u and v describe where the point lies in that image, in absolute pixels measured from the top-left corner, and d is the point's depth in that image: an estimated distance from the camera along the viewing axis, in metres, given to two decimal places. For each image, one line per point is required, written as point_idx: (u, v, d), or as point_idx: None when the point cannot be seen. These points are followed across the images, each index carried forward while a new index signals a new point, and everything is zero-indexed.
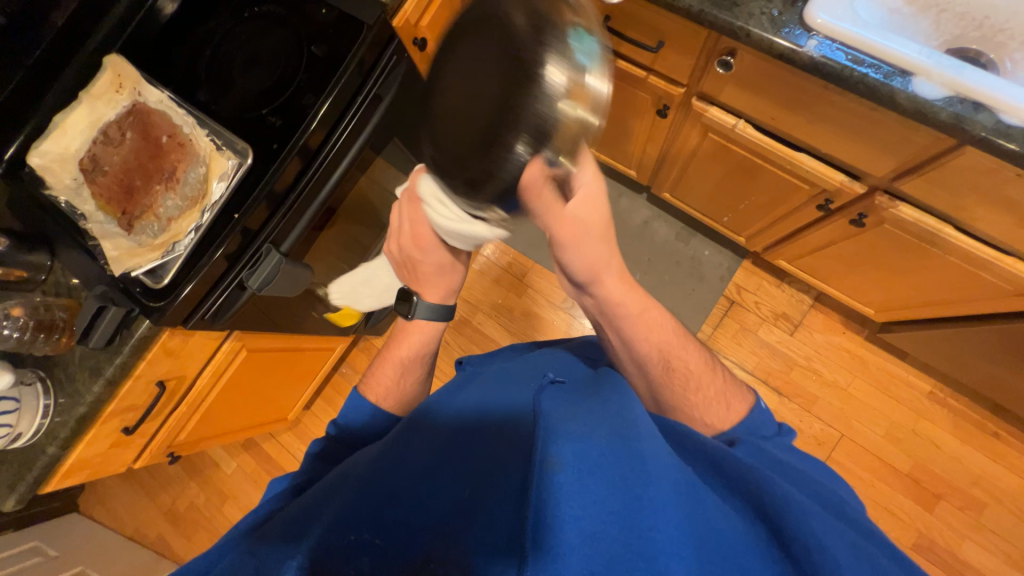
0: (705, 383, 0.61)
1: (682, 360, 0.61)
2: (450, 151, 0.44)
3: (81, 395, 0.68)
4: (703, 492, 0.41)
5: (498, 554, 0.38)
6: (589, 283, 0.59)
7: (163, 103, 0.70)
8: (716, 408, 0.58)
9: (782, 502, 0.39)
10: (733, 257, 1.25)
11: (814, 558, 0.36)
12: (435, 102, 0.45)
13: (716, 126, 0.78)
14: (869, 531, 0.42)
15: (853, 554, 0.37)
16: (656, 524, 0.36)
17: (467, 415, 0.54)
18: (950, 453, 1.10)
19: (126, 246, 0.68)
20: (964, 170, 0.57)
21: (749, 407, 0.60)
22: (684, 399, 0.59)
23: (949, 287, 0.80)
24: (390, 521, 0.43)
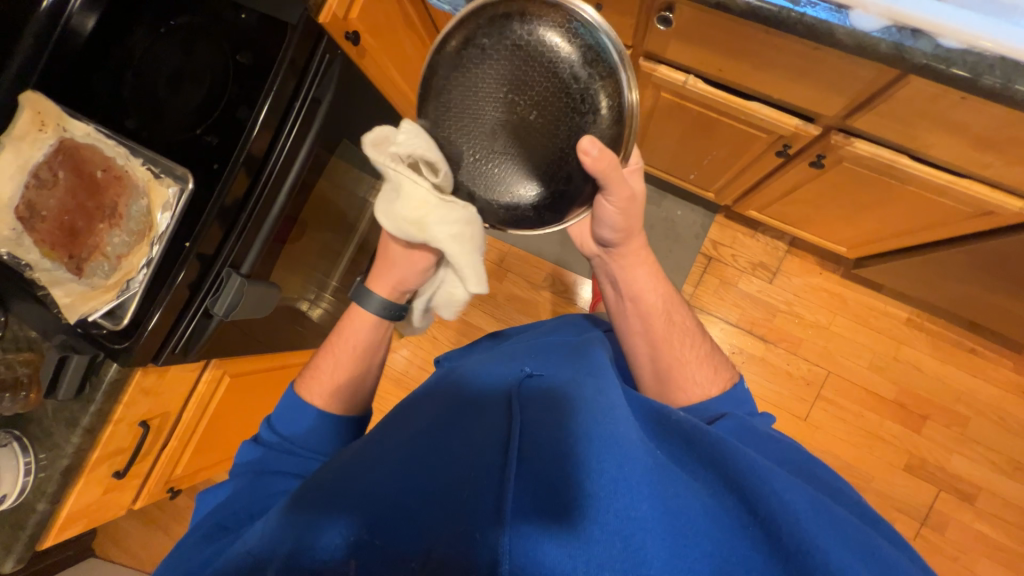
0: (696, 345, 0.68)
1: (682, 327, 0.68)
2: (506, 160, 0.58)
3: (61, 447, 0.67)
4: (674, 472, 0.46)
5: (482, 542, 0.43)
6: (620, 240, 0.68)
7: (90, 136, 0.67)
8: (707, 372, 0.65)
9: (746, 471, 0.45)
10: (706, 213, 1.25)
11: (775, 514, 0.42)
12: (476, 119, 0.57)
13: (667, 85, 0.77)
14: (830, 489, 0.49)
15: (808, 505, 0.43)
16: (633, 503, 0.42)
17: (444, 409, 0.58)
18: (931, 374, 1.14)
19: (78, 291, 0.66)
20: (911, 98, 0.56)
21: (730, 383, 0.65)
22: (684, 364, 0.65)
23: (912, 216, 0.81)
24: (379, 523, 0.45)
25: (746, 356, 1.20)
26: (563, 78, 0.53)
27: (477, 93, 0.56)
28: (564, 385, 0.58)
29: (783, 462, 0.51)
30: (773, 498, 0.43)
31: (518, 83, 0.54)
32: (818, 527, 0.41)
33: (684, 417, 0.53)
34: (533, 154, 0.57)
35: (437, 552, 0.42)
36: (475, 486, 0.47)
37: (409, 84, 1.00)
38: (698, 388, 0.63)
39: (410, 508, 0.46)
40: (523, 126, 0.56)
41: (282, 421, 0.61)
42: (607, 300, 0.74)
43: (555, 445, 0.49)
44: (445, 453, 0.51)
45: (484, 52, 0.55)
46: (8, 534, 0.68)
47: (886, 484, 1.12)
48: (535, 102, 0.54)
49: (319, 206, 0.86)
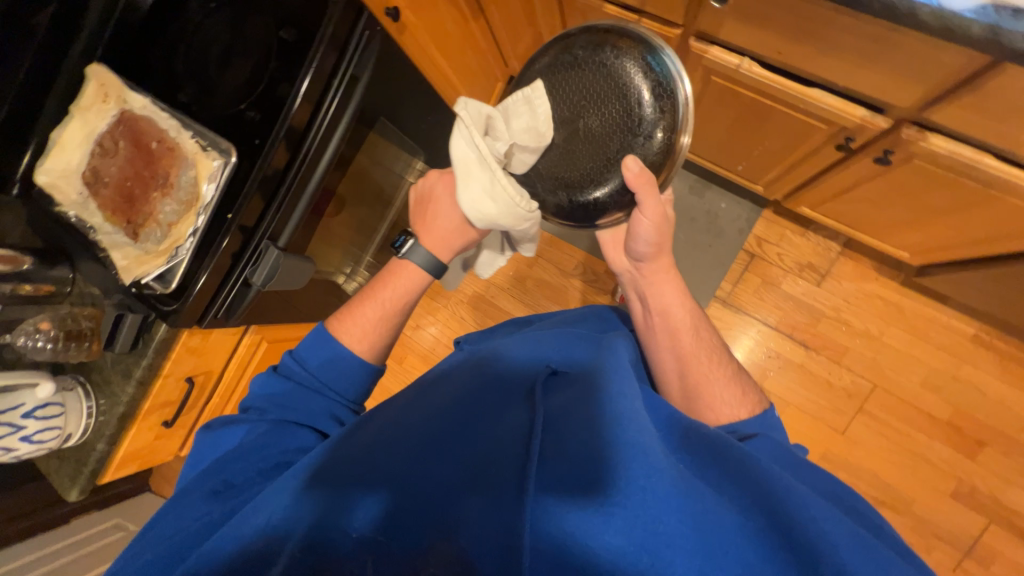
0: (723, 364, 0.65)
1: (708, 344, 0.66)
2: (560, 160, 0.66)
3: (118, 396, 0.74)
4: (701, 488, 0.45)
5: (498, 545, 0.44)
6: (648, 255, 0.68)
7: (147, 108, 0.71)
8: (735, 393, 0.62)
9: (782, 496, 0.44)
10: (753, 207, 1.17)
11: (815, 544, 0.41)
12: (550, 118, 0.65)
13: (719, 68, 0.72)
14: (871, 523, 0.46)
15: (850, 538, 0.41)
16: (660, 518, 0.42)
17: (462, 390, 0.58)
18: (995, 398, 1.04)
19: (134, 254, 0.71)
20: (1006, 90, 0.49)
21: (761, 408, 0.62)
22: (711, 383, 0.63)
23: (992, 224, 0.72)
24: (399, 517, 0.46)
25: (783, 361, 1.14)
26: (633, 105, 0.60)
27: (558, 94, 0.65)
28: (589, 384, 0.57)
29: (818, 489, 0.48)
30: (813, 529, 0.41)
31: (590, 97, 0.63)
32: (860, 565, 0.39)
33: (713, 432, 0.52)
34: (584, 158, 0.64)
35: (458, 552, 0.44)
36: (497, 487, 0.48)
37: (449, 62, 0.99)
38: (726, 408, 0.61)
39: (432, 500, 0.47)
40: (584, 137, 0.64)
41: (307, 352, 0.62)
42: (632, 316, 0.72)
43: (579, 450, 0.49)
44: (466, 446, 0.52)
45: (576, 63, 0.64)
46: (74, 467, 0.76)
47: (927, 509, 1.05)
48: (601, 117, 0.62)
49: (357, 182, 0.87)
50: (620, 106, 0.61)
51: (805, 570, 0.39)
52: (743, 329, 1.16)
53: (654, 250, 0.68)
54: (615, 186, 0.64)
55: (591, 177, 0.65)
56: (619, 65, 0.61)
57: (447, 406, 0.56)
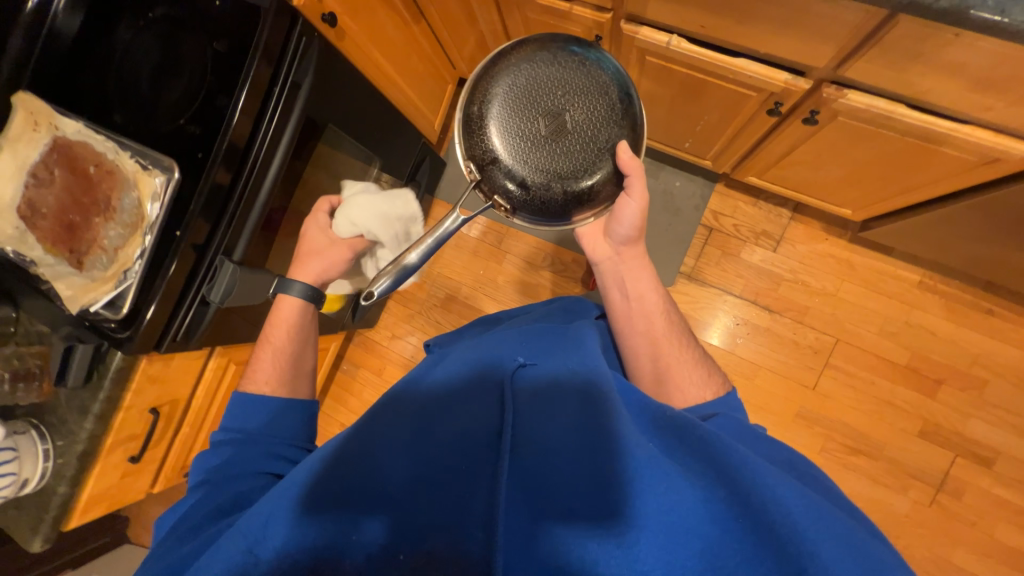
0: (691, 353, 0.68)
1: (678, 330, 0.69)
2: (528, 164, 0.60)
3: (76, 434, 0.70)
4: (668, 465, 0.46)
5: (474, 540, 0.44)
6: (631, 240, 0.70)
7: (81, 132, 0.69)
8: (701, 376, 0.65)
9: (740, 469, 0.45)
10: (706, 183, 1.22)
11: (768, 508, 0.42)
12: (519, 119, 0.60)
13: (651, 47, 0.75)
14: (821, 487, 0.49)
15: (806, 505, 0.42)
16: (630, 499, 0.43)
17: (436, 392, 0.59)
18: (946, 337, 1.10)
19: (79, 283, 0.68)
20: (902, 40, 0.53)
21: (724, 390, 0.65)
22: (680, 366, 0.65)
23: (917, 171, 0.77)
24: (377, 523, 0.46)
25: (750, 327, 1.18)
26: (602, 118, 0.61)
27: (526, 96, 0.60)
28: (559, 376, 0.58)
29: (776, 462, 0.51)
30: (767, 493, 0.43)
31: (573, 93, 0.60)
32: (812, 524, 0.41)
33: (677, 412, 0.54)
34: (578, 152, 0.60)
35: (432, 554, 0.44)
36: (473, 486, 0.48)
37: (394, 66, 1.00)
38: (695, 388, 0.63)
39: (406, 505, 0.47)
40: (554, 142, 0.60)
41: (233, 419, 0.65)
42: (607, 304, 0.72)
43: (554, 442, 0.50)
44: (439, 446, 0.51)
45: (550, 65, 0.60)
46: (34, 516, 0.72)
47: (899, 451, 1.10)
48: (573, 125, 0.60)
49: (313, 195, 0.87)
50: (607, 100, 0.61)
51: (763, 532, 0.41)
52: (710, 301, 1.20)
53: (635, 236, 0.70)
54: (582, 193, 0.61)
55: (581, 169, 0.61)
56: (598, 63, 0.60)
57: (419, 412, 0.56)
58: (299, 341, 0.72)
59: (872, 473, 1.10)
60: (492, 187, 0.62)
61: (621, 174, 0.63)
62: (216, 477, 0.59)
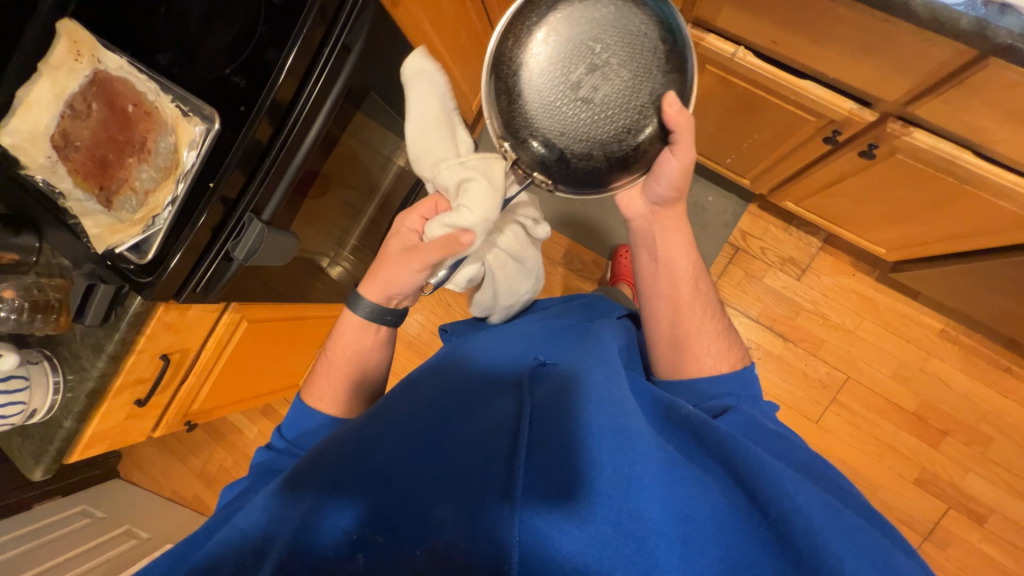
0: (714, 323, 0.69)
1: (704, 299, 0.69)
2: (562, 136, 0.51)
3: (87, 371, 0.70)
4: (686, 469, 0.46)
5: (484, 545, 0.44)
6: (666, 203, 0.66)
7: (124, 69, 0.68)
8: (720, 347, 0.67)
9: (755, 470, 0.44)
10: (739, 201, 1.20)
11: (781, 508, 0.42)
12: (541, 83, 0.50)
13: (715, 56, 0.72)
14: (840, 491, 0.49)
15: (823, 508, 0.42)
16: (645, 505, 0.43)
17: (448, 391, 0.60)
18: (959, 390, 1.09)
19: (107, 222, 0.67)
20: (985, 85, 0.51)
21: (741, 363, 0.67)
22: (701, 336, 0.67)
23: (966, 220, 0.75)
24: (389, 519, 0.47)
25: (763, 352, 1.17)
26: (645, 66, 0.50)
27: (547, 57, 0.50)
28: (569, 377, 0.58)
29: (795, 464, 0.51)
30: (785, 500, 0.42)
31: (608, 39, 0.49)
32: (831, 531, 0.41)
33: (690, 411, 0.52)
34: (618, 115, 0.51)
35: (444, 550, 0.44)
36: (481, 484, 0.48)
37: (442, 40, 0.97)
38: (709, 359, 0.65)
39: (419, 499, 0.48)
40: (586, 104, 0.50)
41: (287, 427, 0.63)
42: (636, 265, 0.72)
43: (563, 444, 0.50)
44: (451, 445, 0.52)
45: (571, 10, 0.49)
46: (39, 445, 0.72)
47: (892, 495, 1.10)
48: (612, 79, 0.50)
49: (344, 161, 0.85)
50: (648, 43, 0.50)
51: (780, 541, 0.41)
52: None
53: (673, 197, 0.65)
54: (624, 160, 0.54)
55: (625, 137, 0.52)
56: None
57: (434, 407, 0.58)
58: (364, 366, 0.66)
59: None
60: (526, 162, 0.55)
61: (670, 133, 0.54)
62: (256, 474, 0.60)
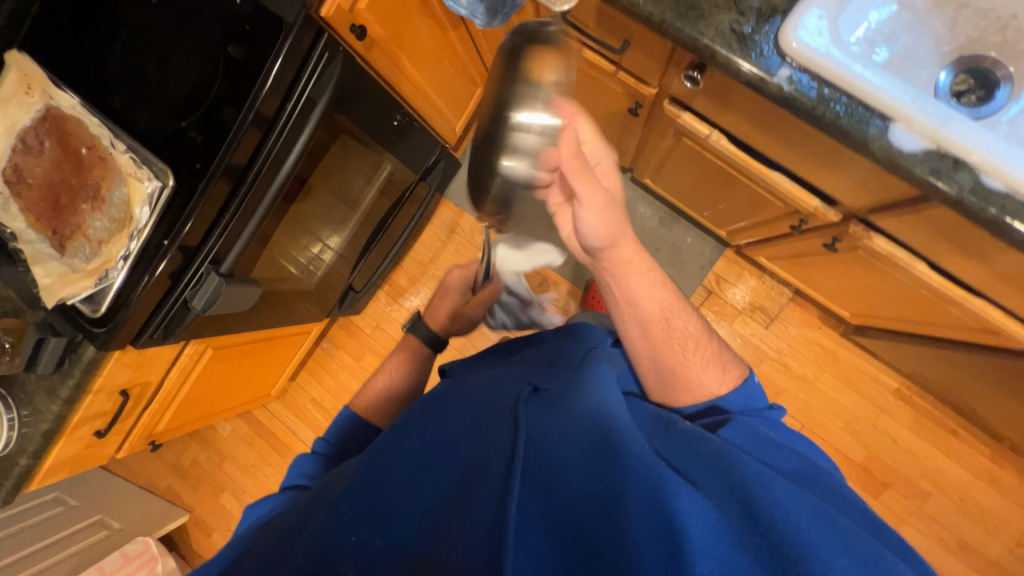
0: (700, 346, 0.66)
1: (683, 331, 0.65)
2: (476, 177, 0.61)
3: (43, 412, 0.71)
4: (684, 485, 0.44)
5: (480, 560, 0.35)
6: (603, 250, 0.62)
7: (76, 109, 0.65)
8: (714, 373, 0.64)
9: (753, 486, 0.44)
10: (716, 246, 1.21)
11: (781, 520, 0.40)
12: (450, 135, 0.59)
13: (690, 132, 0.70)
14: (844, 501, 0.47)
15: (813, 514, 0.41)
16: (644, 518, 0.39)
17: (442, 419, 0.56)
18: (905, 446, 1.13)
19: (59, 271, 0.66)
20: (938, 219, 0.51)
21: (740, 377, 0.65)
22: (688, 365, 0.64)
23: (920, 311, 0.77)
24: (379, 522, 0.40)
25: None
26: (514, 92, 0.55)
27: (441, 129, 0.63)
28: (571, 398, 0.55)
29: (792, 476, 0.49)
30: (778, 509, 0.41)
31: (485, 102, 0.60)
32: (821, 534, 0.39)
33: (691, 432, 0.54)
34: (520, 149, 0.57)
35: (436, 548, 0.37)
36: (478, 480, 0.43)
37: (422, 73, 0.93)
38: (702, 386, 0.63)
39: (408, 502, 0.43)
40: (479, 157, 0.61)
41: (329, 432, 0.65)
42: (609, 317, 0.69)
43: (562, 458, 0.45)
44: (443, 454, 0.49)
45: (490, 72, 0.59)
46: None
47: None
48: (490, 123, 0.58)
49: (324, 178, 0.82)
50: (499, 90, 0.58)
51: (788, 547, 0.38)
52: None
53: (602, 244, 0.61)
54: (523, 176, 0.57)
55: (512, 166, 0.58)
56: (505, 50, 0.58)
57: (426, 431, 0.53)
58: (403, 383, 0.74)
59: None
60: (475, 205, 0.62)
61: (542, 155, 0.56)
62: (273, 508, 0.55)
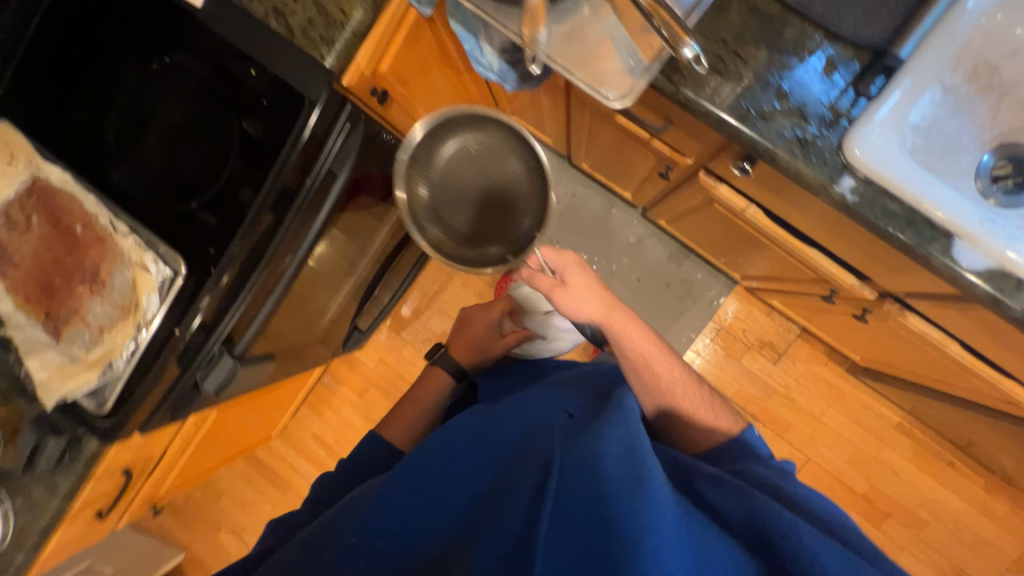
0: (691, 392, 0.67)
1: (677, 377, 0.67)
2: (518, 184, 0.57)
3: (41, 507, 0.65)
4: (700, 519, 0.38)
5: None
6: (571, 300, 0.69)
7: (67, 183, 0.59)
8: (708, 417, 0.65)
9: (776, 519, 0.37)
10: (727, 282, 1.21)
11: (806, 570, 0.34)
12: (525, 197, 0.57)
13: (724, 203, 0.68)
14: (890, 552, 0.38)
15: (844, 563, 0.34)
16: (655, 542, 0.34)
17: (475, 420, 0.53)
18: (905, 478, 1.17)
19: (55, 363, 0.60)
20: (987, 319, 0.51)
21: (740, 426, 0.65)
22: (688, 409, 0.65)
23: (939, 371, 0.78)
24: (395, 521, 0.41)
25: None
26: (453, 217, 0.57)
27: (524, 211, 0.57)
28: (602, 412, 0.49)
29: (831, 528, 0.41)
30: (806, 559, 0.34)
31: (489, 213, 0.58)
32: None
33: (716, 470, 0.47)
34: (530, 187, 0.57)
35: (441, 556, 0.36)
36: (496, 501, 0.39)
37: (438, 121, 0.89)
38: (704, 433, 0.64)
39: (433, 508, 0.41)
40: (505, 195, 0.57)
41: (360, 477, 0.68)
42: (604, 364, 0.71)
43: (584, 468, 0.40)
44: (471, 451, 0.46)
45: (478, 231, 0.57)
46: None
47: None
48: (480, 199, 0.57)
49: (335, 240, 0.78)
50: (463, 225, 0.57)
51: None
52: None
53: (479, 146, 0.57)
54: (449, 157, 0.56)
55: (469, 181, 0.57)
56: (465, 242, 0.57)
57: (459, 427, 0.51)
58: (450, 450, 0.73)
59: None
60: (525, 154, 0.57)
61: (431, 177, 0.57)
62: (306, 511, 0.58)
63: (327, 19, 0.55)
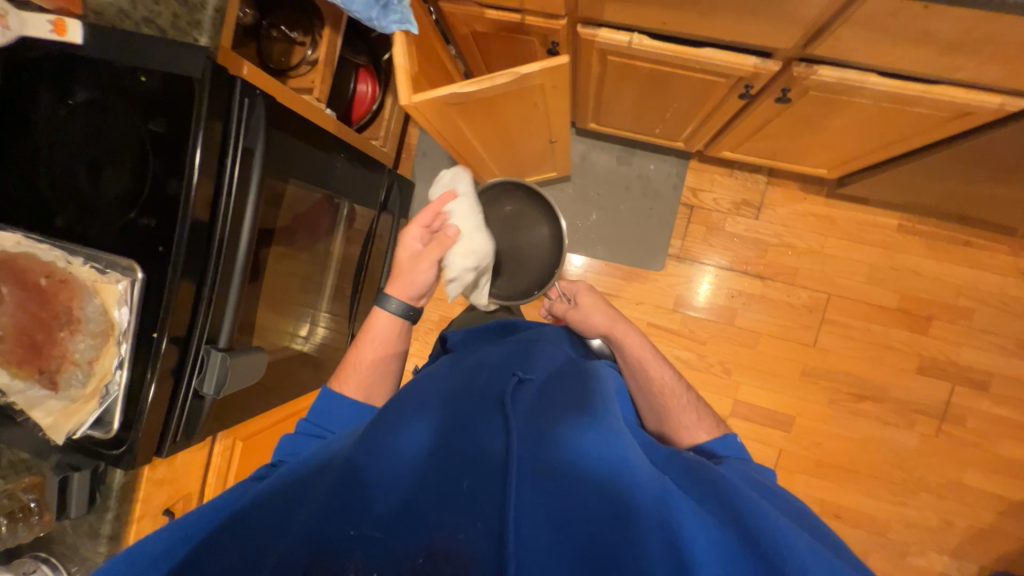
0: (679, 393, 0.72)
1: (669, 390, 0.72)
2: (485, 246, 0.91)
3: (91, 560, 0.67)
4: (680, 504, 0.47)
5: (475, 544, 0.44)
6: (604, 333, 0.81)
7: (21, 243, 0.63)
8: (695, 417, 0.70)
9: (749, 512, 0.46)
10: (680, 162, 1.22)
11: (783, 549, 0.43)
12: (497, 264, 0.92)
13: (612, 48, 0.72)
14: (818, 524, 0.51)
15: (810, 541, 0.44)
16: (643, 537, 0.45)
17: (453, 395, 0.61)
18: (929, 274, 1.14)
19: (58, 407, 0.63)
20: (872, 16, 0.53)
21: (719, 431, 0.69)
22: (678, 410, 0.70)
23: (887, 130, 0.79)
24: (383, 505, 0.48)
25: (746, 297, 1.20)
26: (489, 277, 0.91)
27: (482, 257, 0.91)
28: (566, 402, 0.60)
29: (782, 505, 0.52)
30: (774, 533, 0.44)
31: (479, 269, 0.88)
32: (803, 545, 0.44)
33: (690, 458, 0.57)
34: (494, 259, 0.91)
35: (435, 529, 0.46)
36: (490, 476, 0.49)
37: None
38: (691, 429, 0.68)
39: (417, 481, 0.50)
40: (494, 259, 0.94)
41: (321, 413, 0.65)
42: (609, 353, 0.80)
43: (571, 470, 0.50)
44: (456, 429, 0.55)
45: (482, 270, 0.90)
46: None
47: (902, 390, 1.15)
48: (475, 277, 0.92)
49: (286, 233, 0.81)
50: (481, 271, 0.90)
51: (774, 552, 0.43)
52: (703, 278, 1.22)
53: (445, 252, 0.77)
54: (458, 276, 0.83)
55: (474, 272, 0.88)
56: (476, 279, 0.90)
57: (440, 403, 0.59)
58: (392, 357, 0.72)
59: (882, 415, 1.16)
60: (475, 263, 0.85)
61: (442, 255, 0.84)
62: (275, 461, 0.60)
63: (186, 7, 0.61)
